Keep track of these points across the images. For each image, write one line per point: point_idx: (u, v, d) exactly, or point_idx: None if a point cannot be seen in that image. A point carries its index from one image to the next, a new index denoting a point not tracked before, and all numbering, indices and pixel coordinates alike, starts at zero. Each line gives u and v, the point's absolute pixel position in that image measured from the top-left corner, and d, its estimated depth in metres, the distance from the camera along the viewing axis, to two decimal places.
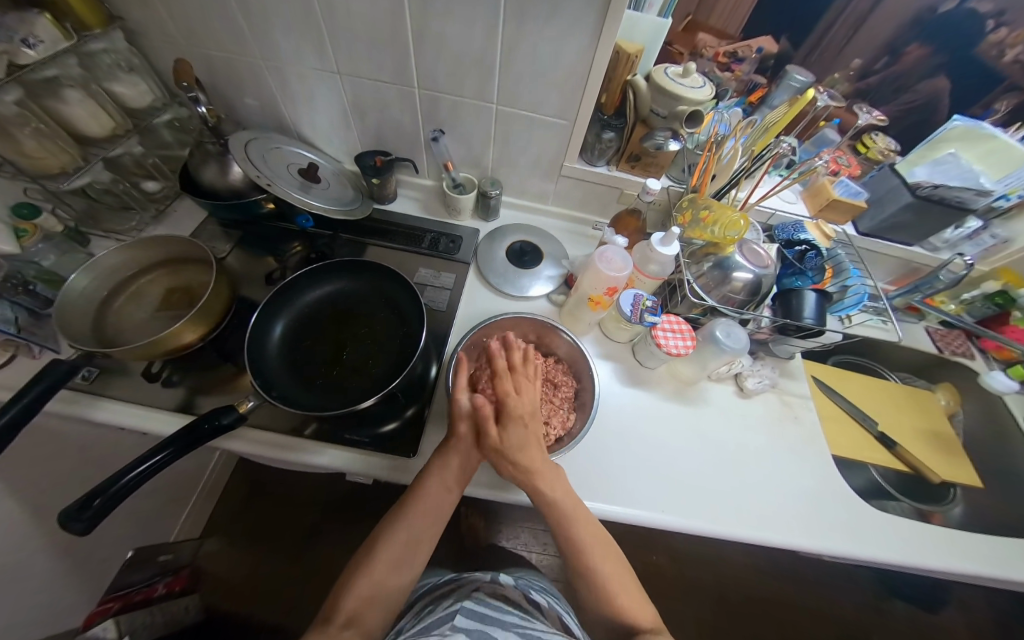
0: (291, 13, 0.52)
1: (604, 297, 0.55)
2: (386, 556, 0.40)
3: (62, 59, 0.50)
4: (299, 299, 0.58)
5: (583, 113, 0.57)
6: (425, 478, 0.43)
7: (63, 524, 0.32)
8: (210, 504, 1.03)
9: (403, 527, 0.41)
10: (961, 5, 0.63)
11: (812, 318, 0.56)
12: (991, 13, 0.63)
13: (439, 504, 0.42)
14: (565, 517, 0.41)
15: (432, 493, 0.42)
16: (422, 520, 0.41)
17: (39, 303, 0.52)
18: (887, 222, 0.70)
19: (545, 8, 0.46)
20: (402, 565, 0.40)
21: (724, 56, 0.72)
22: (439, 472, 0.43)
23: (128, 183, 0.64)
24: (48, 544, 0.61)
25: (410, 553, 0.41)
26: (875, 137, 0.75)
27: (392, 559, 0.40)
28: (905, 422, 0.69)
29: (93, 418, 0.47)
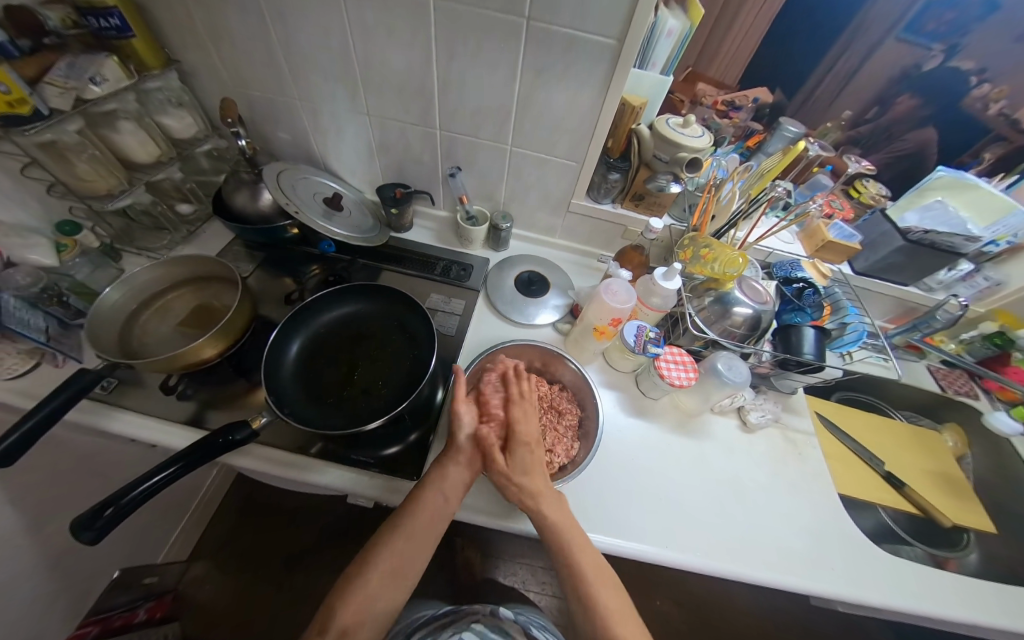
0: (332, 62, 0.58)
1: (609, 327, 0.57)
2: (375, 575, 0.39)
3: (122, 95, 0.56)
4: (315, 318, 0.60)
5: (591, 155, 0.62)
6: (429, 486, 0.42)
7: (74, 533, 0.33)
8: (202, 523, 1.01)
9: (396, 545, 0.40)
10: (943, 65, 0.69)
11: (812, 354, 0.57)
12: (972, 71, 0.68)
13: (440, 511, 0.41)
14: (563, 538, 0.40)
15: (434, 496, 0.42)
16: (419, 531, 0.40)
17: (70, 314, 0.55)
18: (881, 262, 0.73)
19: (560, 64, 0.51)
20: (397, 579, 0.39)
21: (722, 105, 0.77)
22: (444, 481, 0.43)
23: (165, 206, 0.68)
24: (39, 557, 0.60)
25: (403, 568, 0.40)
26: (866, 184, 0.79)
27: (390, 568, 0.39)
28: (913, 463, 0.68)
29: (107, 429, 0.48)
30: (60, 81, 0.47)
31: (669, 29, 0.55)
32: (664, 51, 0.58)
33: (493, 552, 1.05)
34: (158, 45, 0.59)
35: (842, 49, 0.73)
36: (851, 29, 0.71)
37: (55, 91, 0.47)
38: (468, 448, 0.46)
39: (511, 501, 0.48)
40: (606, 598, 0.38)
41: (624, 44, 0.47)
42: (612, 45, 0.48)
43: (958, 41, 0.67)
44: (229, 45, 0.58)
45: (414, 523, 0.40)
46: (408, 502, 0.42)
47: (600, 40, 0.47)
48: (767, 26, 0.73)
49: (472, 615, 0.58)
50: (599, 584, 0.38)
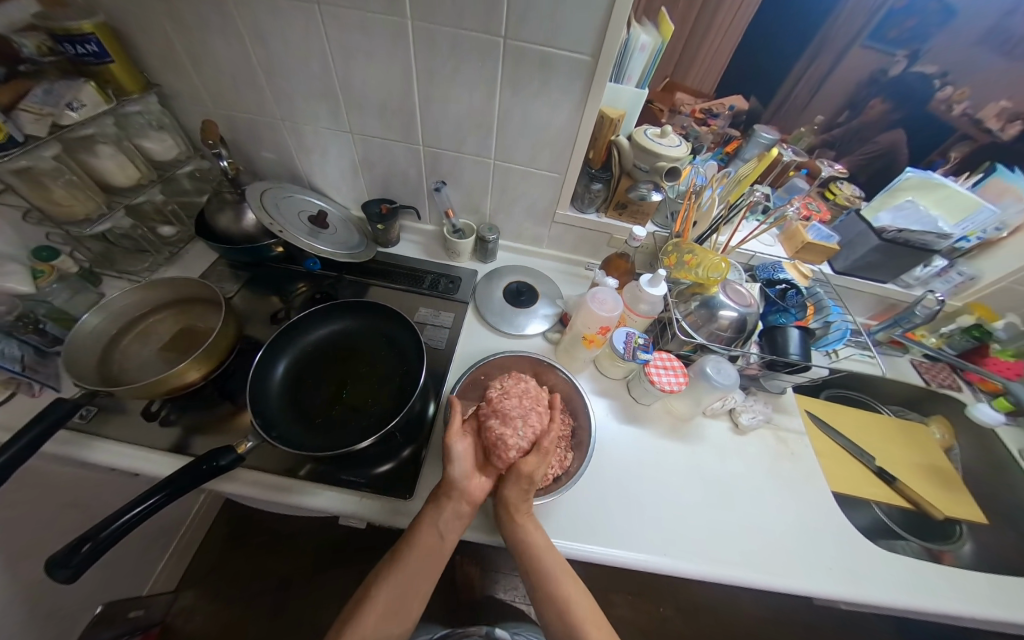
0: (314, 82, 0.58)
1: (598, 335, 0.57)
2: (389, 592, 0.41)
3: (101, 119, 0.55)
4: (303, 337, 0.59)
5: (573, 166, 0.63)
6: (424, 523, 0.42)
7: (49, 572, 0.31)
8: (190, 552, 0.97)
9: (408, 566, 0.41)
10: (907, 70, 0.72)
11: (797, 354, 0.58)
12: (935, 74, 0.71)
13: (438, 547, 0.42)
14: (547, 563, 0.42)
15: (431, 532, 0.41)
16: (418, 565, 0.41)
17: (47, 341, 0.53)
18: (860, 261, 0.75)
19: (538, 80, 0.52)
20: (410, 595, 0.41)
21: (700, 113, 0.80)
22: (439, 518, 0.42)
23: (146, 228, 0.67)
24: (14, 598, 0.57)
25: (417, 583, 0.41)
26: (841, 185, 0.82)
27: (391, 602, 0.40)
28: (903, 457, 0.69)
29: (86, 460, 0.47)
30: (35, 108, 0.47)
31: (642, 44, 0.57)
32: (639, 65, 0.60)
33: (493, 567, 1.03)
34: (137, 69, 0.59)
35: (811, 56, 0.75)
36: (819, 37, 0.73)
37: (31, 118, 0.47)
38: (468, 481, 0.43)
39: None
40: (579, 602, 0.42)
41: (599, 61, 0.48)
42: (588, 61, 0.49)
43: (921, 47, 0.69)
44: (210, 68, 0.58)
45: (413, 558, 0.41)
46: (405, 537, 0.42)
47: (577, 57, 0.49)
48: (740, 35, 0.74)
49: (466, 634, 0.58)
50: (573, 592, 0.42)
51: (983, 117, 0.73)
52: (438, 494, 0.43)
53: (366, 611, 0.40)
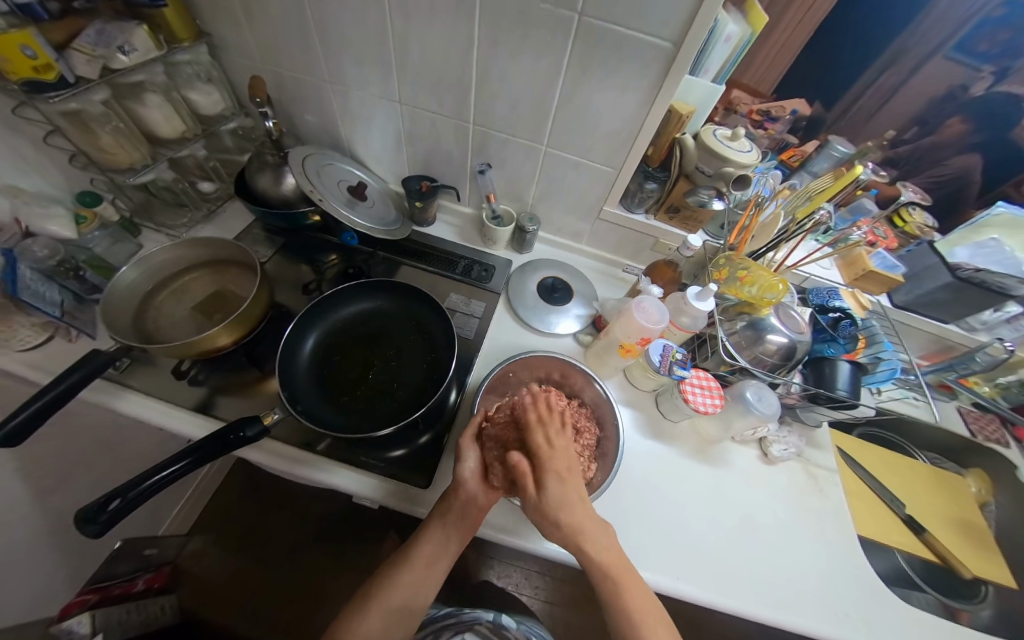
0: (368, 47, 0.55)
1: (636, 346, 0.54)
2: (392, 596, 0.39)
3: (151, 67, 0.54)
4: (331, 313, 0.58)
5: (631, 161, 0.59)
6: (434, 523, 0.41)
7: (79, 525, 0.32)
8: (202, 500, 1.02)
9: (412, 568, 0.40)
10: (991, 89, 0.65)
11: (846, 390, 0.55)
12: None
13: (444, 550, 0.40)
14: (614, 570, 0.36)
15: (438, 536, 0.40)
16: (422, 568, 0.40)
17: (85, 288, 0.54)
18: (925, 297, 0.69)
19: (608, 62, 0.48)
20: (416, 595, 0.40)
21: (757, 114, 0.73)
22: (448, 520, 0.40)
23: (186, 182, 0.66)
24: (45, 528, 0.60)
25: (424, 583, 0.40)
26: (912, 212, 0.74)
27: (394, 602, 0.39)
28: (935, 508, 0.66)
29: (117, 409, 0.48)
30: (89, 49, 0.45)
31: (728, 35, 0.52)
32: (721, 56, 0.54)
33: (488, 553, 1.04)
34: (191, 16, 0.57)
35: (883, 66, 0.67)
36: (901, 41, 0.64)
37: (84, 59, 0.45)
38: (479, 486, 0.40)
39: (523, 518, 0.47)
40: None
41: (680, 50, 0.44)
42: (669, 49, 0.45)
43: (1010, 64, 0.63)
44: (263, 20, 0.56)
45: (419, 556, 0.40)
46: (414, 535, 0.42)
47: (656, 42, 0.44)
48: (811, 30, 0.67)
49: (476, 620, 0.58)
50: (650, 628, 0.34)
51: None
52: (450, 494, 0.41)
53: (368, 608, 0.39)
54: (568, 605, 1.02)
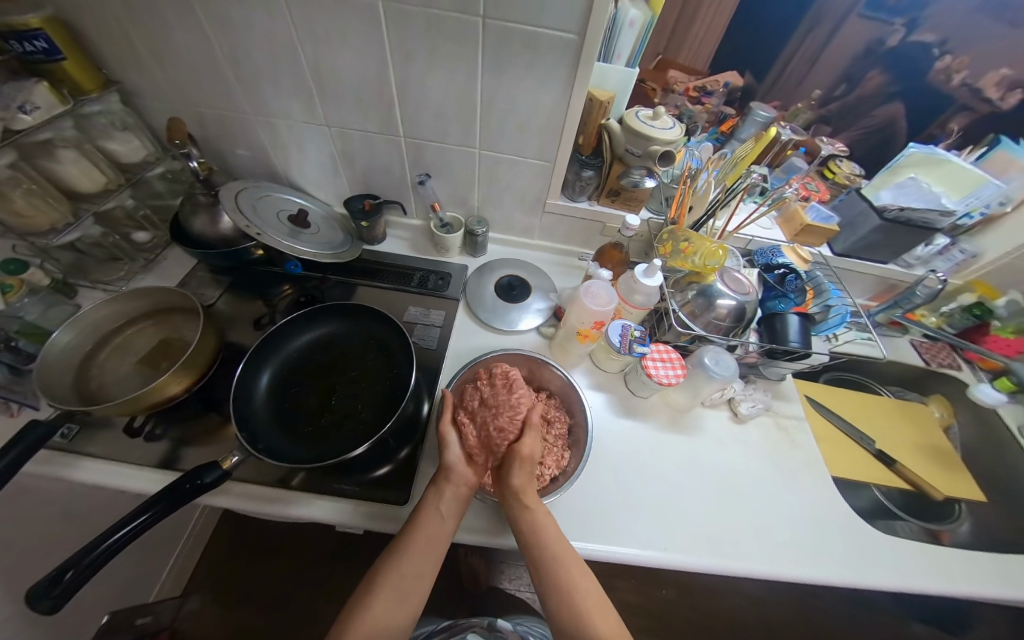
0: (283, 74, 0.55)
1: (592, 330, 0.55)
2: (390, 589, 0.38)
3: (57, 122, 0.52)
4: (285, 344, 0.57)
5: (563, 152, 0.60)
6: (427, 507, 0.41)
7: (28, 603, 0.31)
8: (193, 558, 0.98)
9: (410, 557, 0.39)
10: (904, 40, 0.69)
11: (797, 341, 0.57)
12: (935, 43, 0.68)
13: (439, 533, 0.40)
14: (556, 563, 0.38)
15: (432, 519, 0.40)
16: (420, 554, 0.39)
17: (21, 359, 0.52)
18: (860, 242, 0.73)
19: (521, 60, 0.49)
20: (412, 588, 0.38)
21: (694, 91, 0.77)
22: (441, 502, 0.41)
23: (118, 235, 0.64)
24: (13, 618, 0.56)
25: (420, 575, 0.39)
26: (840, 163, 0.78)
27: (394, 593, 0.37)
28: (904, 439, 0.69)
29: (69, 479, 0.45)
30: None
31: (631, 20, 0.54)
32: (629, 42, 0.56)
33: (496, 559, 1.03)
34: (94, 66, 0.55)
35: (806, 30, 0.72)
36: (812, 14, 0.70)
37: None
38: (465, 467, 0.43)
39: (506, 517, 0.47)
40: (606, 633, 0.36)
41: (585, 39, 0.45)
42: (573, 39, 0.46)
43: (918, 14, 0.66)
44: (171, 60, 0.55)
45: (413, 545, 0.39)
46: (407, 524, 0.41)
47: (561, 35, 0.46)
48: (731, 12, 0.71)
49: (470, 627, 0.58)
50: (593, 615, 0.37)
51: (983, 86, 0.69)
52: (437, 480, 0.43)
53: (366, 615, 0.36)
54: None
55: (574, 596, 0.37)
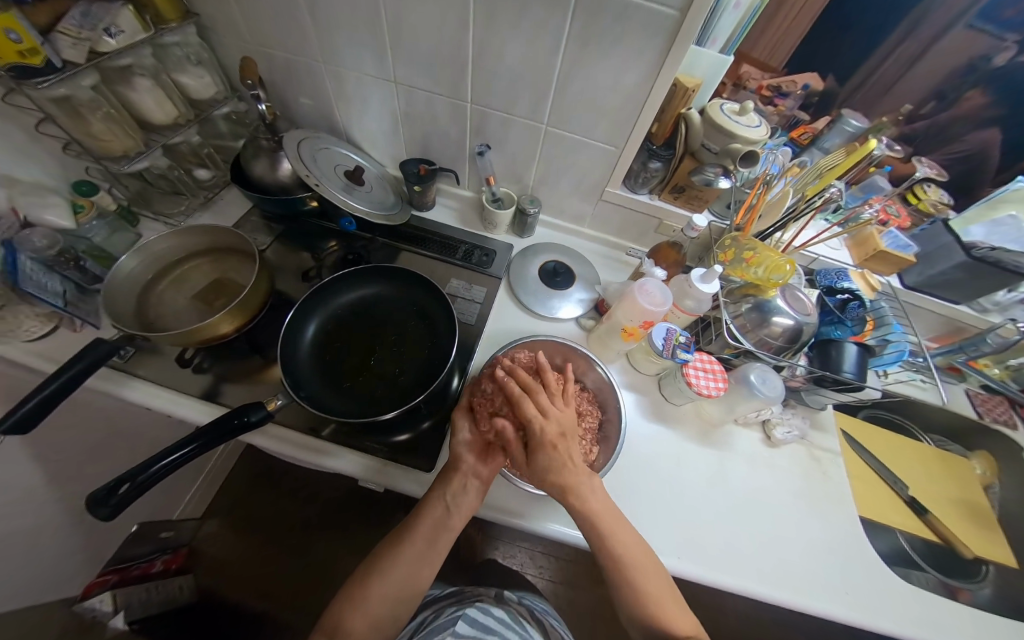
0: (359, 23, 0.53)
1: (639, 330, 0.53)
2: (390, 575, 0.39)
3: (139, 50, 0.52)
4: (331, 300, 0.58)
5: (634, 140, 0.57)
6: (434, 497, 0.42)
7: (89, 508, 0.33)
8: (215, 486, 1.04)
9: (413, 543, 0.41)
10: (1014, 60, 0.61)
11: (852, 372, 0.55)
12: None
13: (441, 524, 0.41)
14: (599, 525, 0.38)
15: (436, 510, 0.41)
16: (423, 541, 0.41)
17: (87, 278, 0.54)
18: (936, 277, 0.68)
19: (610, 35, 0.46)
20: (416, 577, 0.40)
21: (768, 90, 0.70)
22: (447, 493, 0.42)
23: (182, 170, 0.65)
24: (61, 513, 0.62)
25: (421, 566, 0.40)
26: (928, 188, 0.71)
27: (397, 580, 0.39)
28: (939, 489, 0.66)
29: (124, 397, 0.48)
30: (73, 31, 0.44)
31: (737, 3, 0.49)
32: (728, 26, 0.51)
33: (493, 535, 1.07)
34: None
35: (903, 33, 0.64)
36: (914, 12, 0.62)
37: (68, 42, 0.44)
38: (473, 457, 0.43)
39: (526, 501, 0.47)
40: (648, 583, 0.38)
41: (686, 19, 0.42)
42: (673, 16, 0.42)
43: None
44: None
45: (417, 533, 0.41)
46: (415, 512, 0.43)
47: (660, 10, 0.42)
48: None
49: (478, 595, 0.60)
50: (633, 567, 0.38)
51: None
52: (445, 474, 0.43)
53: (370, 592, 0.39)
54: (571, 583, 1.05)
55: (623, 547, 0.38)
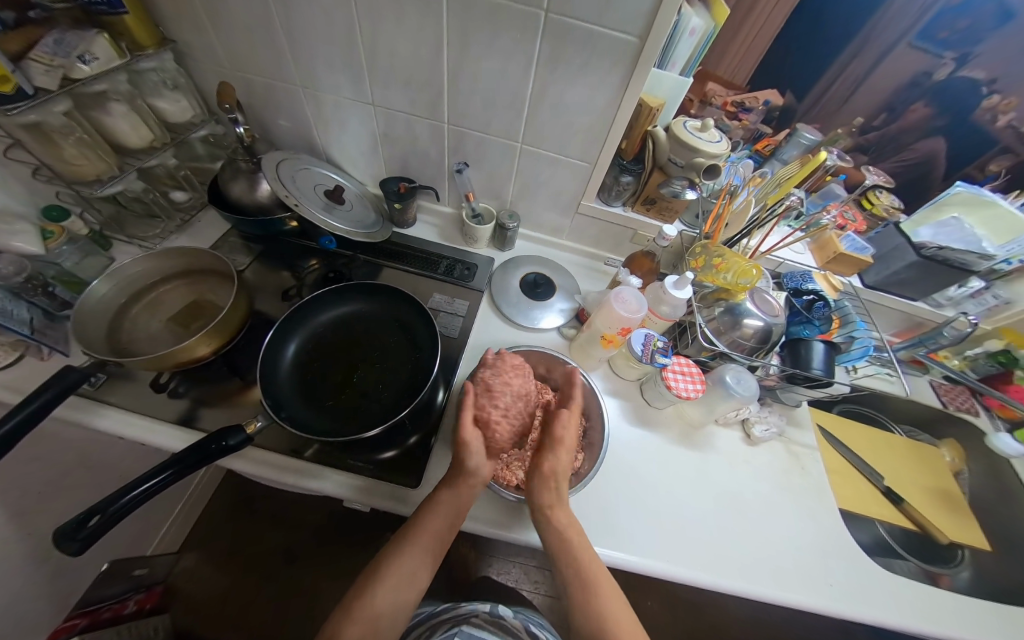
0: (336, 48, 0.55)
1: (618, 336, 0.55)
2: (391, 581, 0.39)
3: (113, 75, 0.53)
4: (313, 318, 0.58)
5: (605, 155, 0.59)
6: (433, 507, 0.41)
7: (55, 544, 0.32)
8: (193, 517, 1.00)
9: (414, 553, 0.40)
10: (953, 75, 0.66)
11: (820, 369, 0.57)
12: (983, 82, 0.66)
13: (442, 532, 0.40)
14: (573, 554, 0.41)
15: (439, 521, 0.40)
16: (424, 549, 0.40)
17: (56, 304, 0.53)
18: (892, 277, 0.72)
19: (577, 60, 0.49)
20: (415, 580, 0.40)
21: (732, 106, 0.75)
22: (450, 504, 0.41)
23: (158, 192, 0.65)
24: (24, 552, 0.58)
25: (420, 571, 0.41)
26: (880, 194, 0.77)
27: (398, 583, 0.39)
28: (912, 477, 0.68)
29: (93, 426, 0.47)
30: (46, 58, 0.44)
31: (693, 27, 0.53)
32: (686, 50, 0.55)
33: (487, 551, 1.05)
34: (152, 22, 0.56)
35: (852, 53, 0.69)
36: (863, 33, 0.67)
37: (41, 68, 0.44)
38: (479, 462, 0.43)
39: (513, 512, 0.47)
40: (612, 608, 0.39)
41: (646, 43, 0.45)
42: (634, 43, 0.46)
43: (971, 50, 0.64)
44: (229, 25, 0.55)
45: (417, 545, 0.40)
46: (414, 520, 0.41)
47: (621, 37, 0.45)
48: (780, 23, 0.70)
49: (472, 614, 0.58)
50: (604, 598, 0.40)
51: None
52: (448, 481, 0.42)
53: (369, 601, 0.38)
54: None
55: (586, 568, 0.40)
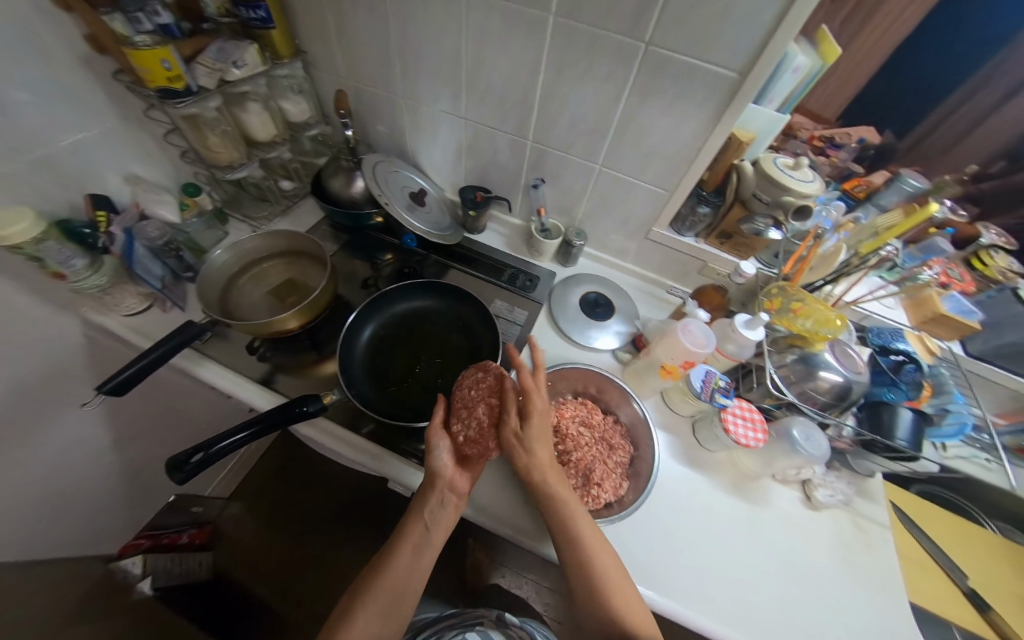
0: (442, 66, 0.60)
1: (679, 369, 0.53)
2: (374, 600, 0.39)
3: (256, 79, 0.61)
4: (389, 306, 0.63)
5: (685, 185, 0.59)
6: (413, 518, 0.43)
7: (168, 471, 0.38)
8: (243, 472, 1.10)
9: (397, 564, 0.41)
10: None
11: (906, 441, 0.51)
12: None
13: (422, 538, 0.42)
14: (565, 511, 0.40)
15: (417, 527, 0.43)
16: (406, 559, 0.41)
17: (182, 266, 0.62)
18: (1003, 347, 0.63)
19: (673, 89, 0.49)
20: (402, 593, 0.40)
21: (820, 141, 0.72)
22: (426, 510, 0.43)
23: (271, 180, 0.74)
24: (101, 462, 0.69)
25: (406, 584, 0.41)
26: (996, 254, 0.67)
27: (379, 604, 0.39)
28: (1005, 586, 0.59)
29: (196, 375, 0.54)
30: (210, 63, 0.53)
31: (797, 65, 0.50)
32: (786, 87, 0.53)
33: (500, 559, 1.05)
34: (292, 36, 0.65)
35: (956, 104, 0.65)
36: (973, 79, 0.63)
37: (204, 71, 0.53)
38: (454, 472, 0.43)
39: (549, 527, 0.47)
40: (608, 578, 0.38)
41: (747, 80, 0.44)
42: (734, 78, 0.45)
43: None
44: (354, 41, 0.62)
45: (400, 557, 0.41)
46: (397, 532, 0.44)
47: (721, 71, 0.46)
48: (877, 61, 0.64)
49: (478, 618, 0.59)
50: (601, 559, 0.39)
51: None
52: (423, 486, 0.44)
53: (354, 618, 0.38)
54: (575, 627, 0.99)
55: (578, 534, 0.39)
